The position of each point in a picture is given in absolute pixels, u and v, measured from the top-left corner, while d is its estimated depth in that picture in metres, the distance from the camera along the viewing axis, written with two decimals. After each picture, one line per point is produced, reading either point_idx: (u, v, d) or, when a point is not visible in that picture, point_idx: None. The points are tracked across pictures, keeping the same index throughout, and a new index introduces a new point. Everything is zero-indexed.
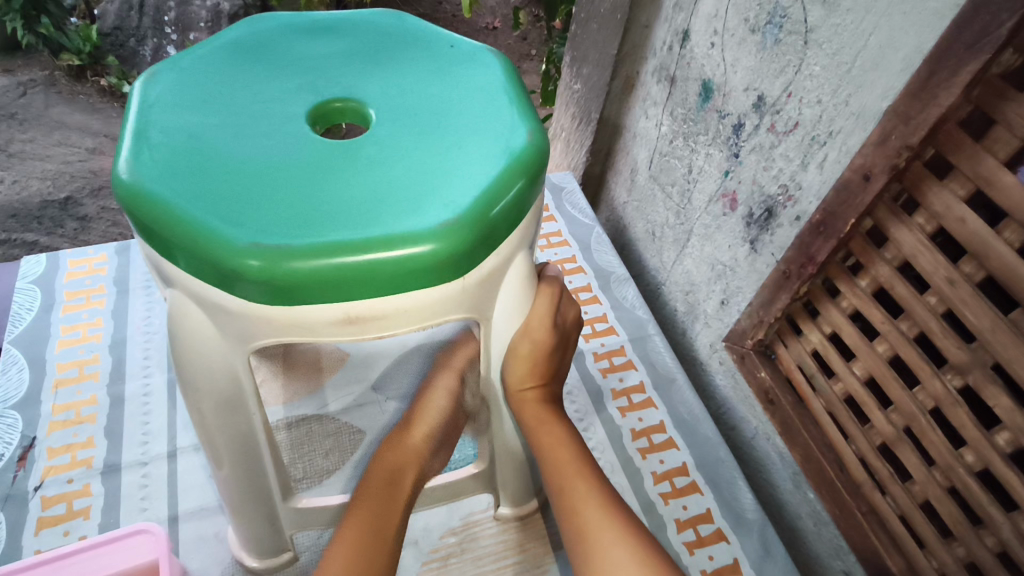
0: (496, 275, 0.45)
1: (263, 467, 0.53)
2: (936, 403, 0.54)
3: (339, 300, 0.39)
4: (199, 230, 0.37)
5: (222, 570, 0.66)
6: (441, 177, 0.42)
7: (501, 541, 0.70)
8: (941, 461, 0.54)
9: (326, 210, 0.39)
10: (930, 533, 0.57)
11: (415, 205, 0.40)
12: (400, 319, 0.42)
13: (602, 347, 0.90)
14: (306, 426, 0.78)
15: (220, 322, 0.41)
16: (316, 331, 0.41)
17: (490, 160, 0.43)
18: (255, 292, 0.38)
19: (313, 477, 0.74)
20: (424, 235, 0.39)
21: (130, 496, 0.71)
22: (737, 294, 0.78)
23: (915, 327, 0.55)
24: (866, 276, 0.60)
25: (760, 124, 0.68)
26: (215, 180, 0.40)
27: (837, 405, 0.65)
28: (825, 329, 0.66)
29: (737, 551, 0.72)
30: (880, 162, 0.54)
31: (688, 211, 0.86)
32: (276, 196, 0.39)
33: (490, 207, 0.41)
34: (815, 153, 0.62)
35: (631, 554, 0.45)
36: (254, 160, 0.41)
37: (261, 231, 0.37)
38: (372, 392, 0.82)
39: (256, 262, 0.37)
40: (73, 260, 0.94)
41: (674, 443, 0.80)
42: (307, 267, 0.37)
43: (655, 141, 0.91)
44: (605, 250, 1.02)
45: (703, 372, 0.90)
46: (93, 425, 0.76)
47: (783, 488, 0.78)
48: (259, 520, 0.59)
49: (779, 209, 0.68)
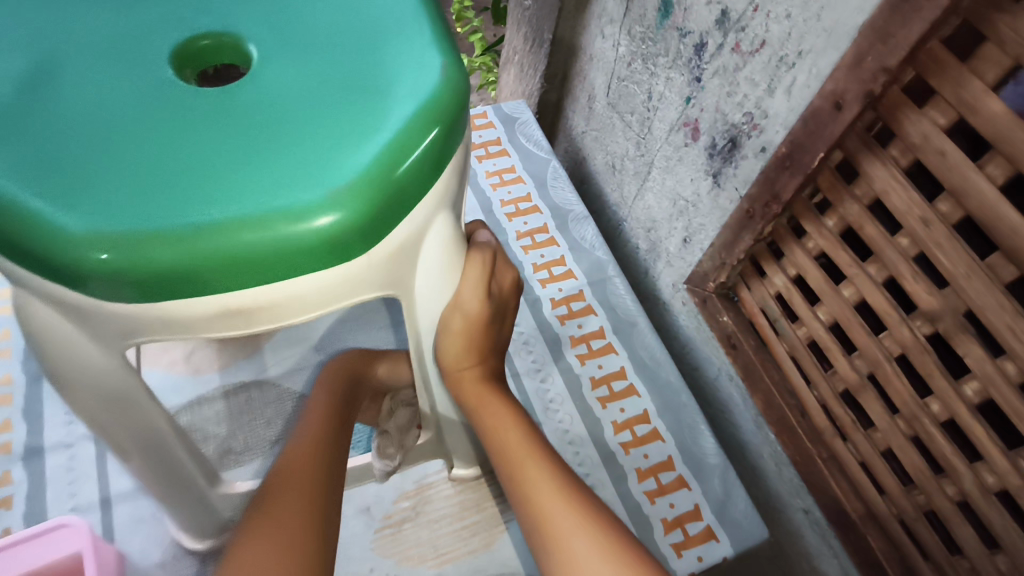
0: (411, 245, 0.38)
1: (176, 457, 0.48)
2: (903, 351, 0.51)
3: (215, 291, 0.33)
4: (26, 217, 0.30)
5: (162, 553, 0.63)
6: (335, 131, 0.35)
7: (456, 502, 0.68)
8: (904, 409, 0.52)
9: (188, 182, 0.32)
10: (890, 480, 0.55)
11: (300, 169, 0.33)
12: (295, 306, 0.36)
13: (559, 292, 0.85)
14: (245, 394, 0.73)
15: (82, 321, 0.35)
16: (195, 327, 0.35)
17: (395, 107, 0.36)
18: (108, 289, 0.32)
19: (256, 449, 0.69)
20: (312, 208, 0.32)
21: (56, 481, 0.66)
22: (699, 232, 0.73)
23: (883, 271, 0.51)
24: (833, 215, 0.55)
25: (724, 43, 0.61)
26: (47, 148, 0.32)
27: (800, 350, 0.62)
28: (790, 271, 0.61)
29: (698, 497, 0.70)
30: (853, 88, 0.48)
31: (648, 142, 0.79)
32: (125, 167, 0.32)
33: (394, 167, 0.34)
34: (783, 77, 0.55)
35: (595, 544, 0.41)
36: (97, 119, 0.33)
37: (105, 214, 0.30)
38: (314, 353, 0.76)
39: (102, 254, 0.30)
40: None
41: (635, 390, 0.78)
42: (166, 258, 0.31)
43: (613, 65, 0.83)
44: (562, 185, 0.95)
45: (666, 313, 0.86)
46: (8, 407, 0.70)
47: (745, 428, 0.76)
48: (187, 506, 0.55)
49: (743, 139, 0.62)
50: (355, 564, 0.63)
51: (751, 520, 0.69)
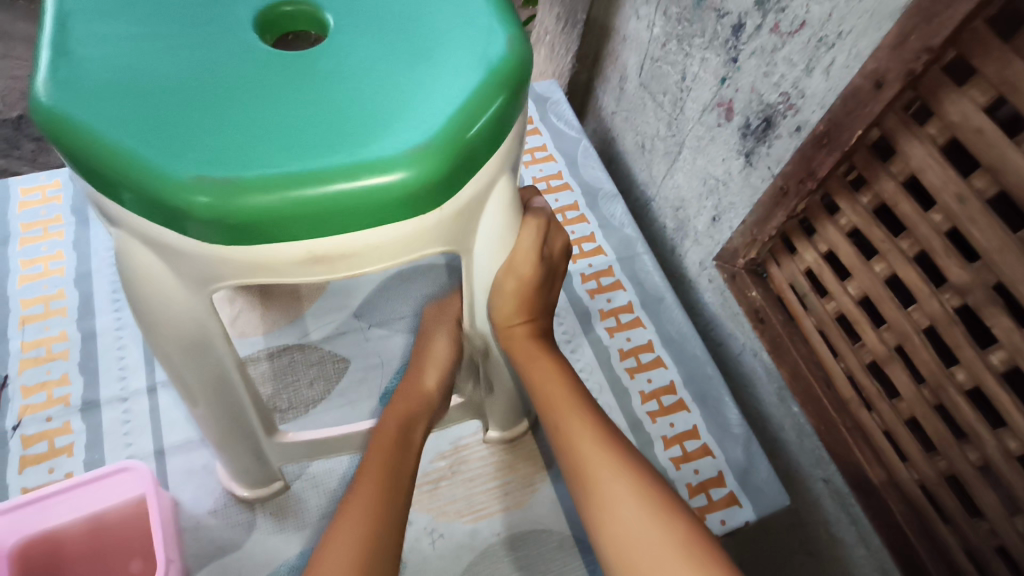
0: (475, 204, 0.41)
1: (241, 402, 0.51)
2: (931, 323, 0.53)
3: (302, 238, 0.36)
4: (134, 163, 0.33)
5: (214, 501, 0.66)
6: (411, 95, 0.37)
7: (491, 463, 0.71)
8: (930, 379, 0.54)
9: (279, 135, 0.35)
10: (914, 448, 0.58)
11: (381, 128, 0.36)
12: (371, 256, 0.39)
13: (589, 268, 0.88)
14: (288, 355, 0.76)
15: (176, 263, 0.38)
16: (280, 272, 0.38)
17: (466, 74, 0.38)
18: (204, 232, 0.34)
19: (299, 407, 0.72)
20: (394, 162, 0.35)
21: (112, 432, 0.70)
22: (729, 210, 0.75)
23: (916, 246, 0.53)
24: (868, 192, 0.57)
25: (763, 24, 0.62)
26: (150, 103, 0.35)
27: (829, 323, 0.64)
28: (821, 248, 0.63)
29: (722, 464, 0.73)
30: (894, 67, 0.50)
31: (680, 122, 0.80)
32: (221, 121, 0.35)
33: (467, 127, 0.37)
34: (822, 57, 0.57)
35: (630, 488, 0.44)
36: (193, 79, 0.36)
37: (205, 162, 0.33)
38: (354, 319, 0.79)
39: (203, 198, 0.33)
40: (24, 188, 0.87)
41: (662, 362, 0.80)
42: (261, 204, 0.33)
43: (647, 45, 0.84)
44: (592, 164, 0.97)
45: (692, 290, 0.88)
46: (66, 361, 0.74)
47: (768, 401, 0.78)
48: (243, 454, 0.58)
49: (779, 119, 0.64)
50: None
51: (773, 487, 0.72)
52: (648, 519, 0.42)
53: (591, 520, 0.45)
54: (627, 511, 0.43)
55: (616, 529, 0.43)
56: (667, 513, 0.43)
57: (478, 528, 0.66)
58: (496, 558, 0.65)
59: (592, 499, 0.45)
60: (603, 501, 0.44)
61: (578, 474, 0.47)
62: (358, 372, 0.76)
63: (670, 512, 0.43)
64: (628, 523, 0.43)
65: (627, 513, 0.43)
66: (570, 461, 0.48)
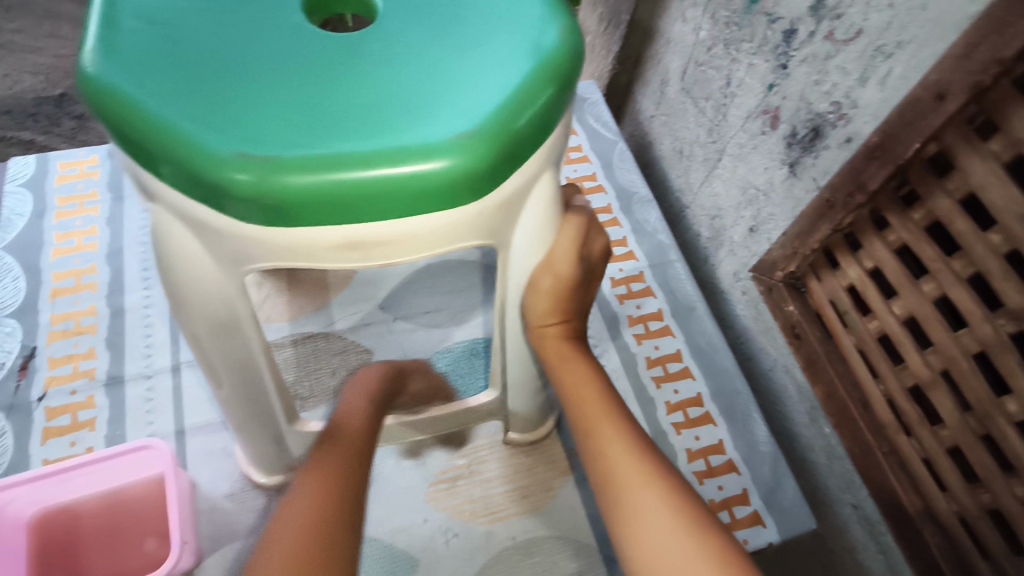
0: (518, 196, 0.40)
1: (265, 388, 0.51)
2: (982, 348, 0.51)
3: (340, 221, 0.35)
4: (178, 136, 0.33)
5: (231, 485, 0.66)
6: (458, 82, 0.36)
7: (510, 464, 0.70)
8: (978, 406, 0.52)
9: (323, 117, 0.34)
10: (955, 478, 0.55)
11: (428, 114, 0.35)
12: (409, 244, 0.38)
13: (620, 272, 0.86)
14: (312, 343, 0.75)
15: (212, 241, 0.37)
16: (317, 255, 0.37)
17: (516, 62, 0.37)
18: (244, 212, 0.34)
19: (320, 396, 0.72)
20: (439, 148, 0.34)
21: (135, 409, 0.70)
22: (769, 221, 0.73)
23: (970, 267, 0.51)
24: (921, 209, 0.54)
25: (817, 30, 0.60)
26: (197, 79, 0.35)
27: (869, 343, 0.62)
28: (865, 264, 0.61)
29: (746, 482, 0.71)
30: (959, 79, 0.48)
31: (722, 128, 0.78)
32: (267, 100, 0.34)
33: (516, 116, 0.36)
34: (878, 67, 0.55)
35: (660, 497, 0.43)
36: (240, 59, 0.36)
37: (248, 139, 0.33)
38: (380, 311, 0.79)
39: (244, 175, 0.33)
40: (64, 162, 0.88)
41: (689, 373, 0.78)
42: (302, 184, 0.33)
43: (692, 49, 0.81)
44: (627, 167, 0.95)
45: (724, 301, 0.86)
46: (94, 336, 0.74)
47: (798, 421, 0.76)
48: (264, 440, 0.58)
49: (828, 129, 0.62)
50: (410, 512, 0.66)
51: (799, 510, 0.69)
52: (679, 531, 0.41)
53: (619, 529, 0.43)
54: (657, 520, 0.42)
55: (643, 540, 0.42)
56: (699, 527, 0.41)
57: (492, 531, 0.65)
58: (510, 563, 0.63)
59: (621, 508, 0.44)
60: (633, 509, 0.43)
61: (607, 480, 0.45)
62: (379, 364, 0.75)
63: (702, 527, 0.41)
64: (659, 534, 0.41)
65: (658, 524, 0.42)
66: (599, 467, 0.46)
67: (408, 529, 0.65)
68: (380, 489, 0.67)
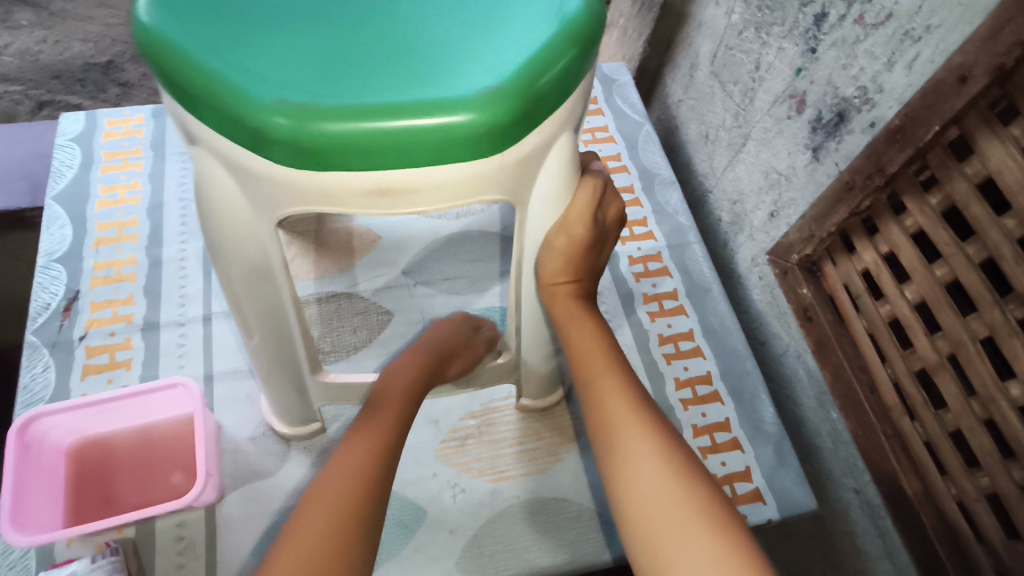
0: (537, 155, 0.42)
1: (291, 335, 0.54)
2: (990, 333, 0.52)
3: (369, 169, 0.38)
4: (225, 82, 0.36)
5: (254, 429, 0.70)
6: (485, 42, 0.38)
7: (520, 428, 0.72)
8: (982, 390, 0.53)
9: (358, 70, 0.37)
10: (955, 462, 0.56)
11: (454, 70, 0.37)
12: (431, 196, 0.40)
13: (638, 251, 0.87)
14: (336, 302, 0.78)
15: (250, 185, 0.40)
16: (346, 202, 0.40)
17: (541, 25, 0.39)
18: (282, 155, 0.37)
19: (341, 351, 0.75)
20: (463, 103, 0.36)
21: (168, 353, 0.74)
22: (789, 206, 0.73)
23: (983, 252, 0.52)
24: (938, 193, 0.55)
25: (847, 14, 0.60)
26: (242, 32, 0.38)
27: (880, 327, 0.62)
28: (881, 248, 0.61)
29: (750, 460, 0.72)
30: (983, 61, 0.48)
31: (748, 113, 0.78)
32: (306, 53, 0.37)
33: (539, 75, 0.38)
34: (905, 52, 0.55)
35: (654, 449, 0.45)
36: (283, 14, 0.39)
37: (288, 87, 0.36)
38: (403, 276, 0.81)
39: (283, 120, 0.35)
40: (110, 120, 0.93)
41: (701, 352, 0.79)
42: (335, 130, 0.35)
43: (722, 33, 0.81)
44: (652, 149, 0.96)
45: (740, 286, 0.86)
46: (133, 283, 0.78)
47: (806, 405, 0.76)
48: (289, 389, 0.61)
49: (852, 114, 0.62)
50: (420, 466, 0.69)
51: (801, 490, 0.70)
52: (672, 481, 0.43)
53: (613, 483, 0.46)
54: (648, 470, 0.44)
55: (634, 489, 0.44)
56: (689, 478, 0.44)
57: (498, 489, 0.68)
58: (513, 519, 0.66)
59: (616, 458, 0.46)
60: (628, 462, 0.45)
61: (607, 435, 0.48)
62: (399, 325, 0.78)
63: (695, 481, 0.43)
64: (652, 486, 0.43)
65: (649, 473, 0.44)
66: (601, 422, 0.49)
67: (418, 482, 0.68)
68: (393, 442, 0.70)
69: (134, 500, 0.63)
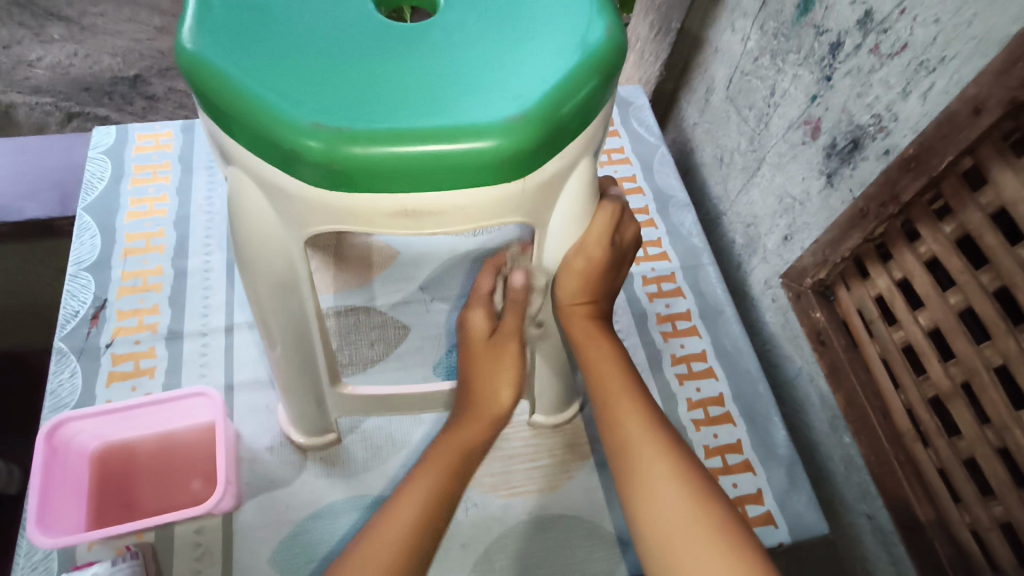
0: (558, 179, 0.43)
1: (312, 348, 0.55)
2: (1004, 361, 0.52)
3: (396, 191, 0.39)
4: (262, 106, 0.38)
5: (271, 439, 0.71)
6: (510, 71, 0.40)
7: (532, 444, 0.73)
8: (996, 419, 0.53)
9: (388, 96, 0.38)
10: (969, 490, 0.57)
11: (480, 97, 0.39)
12: (455, 217, 0.42)
13: (652, 271, 0.88)
14: (354, 316, 0.80)
15: (281, 205, 0.42)
16: (374, 222, 0.41)
17: (565, 55, 0.41)
18: (314, 176, 0.38)
19: (358, 364, 0.77)
20: (488, 129, 0.38)
21: (190, 362, 0.76)
22: (803, 230, 0.74)
23: (996, 281, 0.52)
24: (952, 221, 0.56)
25: (863, 43, 0.62)
26: (278, 58, 0.39)
27: (893, 353, 0.63)
28: (895, 274, 0.62)
29: (762, 483, 0.72)
30: (996, 94, 0.49)
31: (763, 137, 0.79)
32: (339, 79, 0.39)
33: (561, 103, 0.39)
34: (920, 82, 0.56)
35: (670, 469, 0.47)
36: (317, 41, 0.41)
37: (322, 111, 0.37)
38: (420, 291, 0.83)
39: (316, 142, 0.37)
40: (140, 134, 0.96)
41: (713, 373, 0.80)
42: (366, 153, 0.37)
43: (738, 58, 0.82)
44: (667, 171, 0.97)
45: (753, 308, 0.87)
46: (158, 293, 0.80)
47: (818, 429, 0.77)
48: (307, 400, 0.62)
49: (867, 141, 0.63)
50: None
51: (813, 514, 0.70)
52: (686, 499, 0.45)
53: (629, 500, 0.47)
54: (664, 490, 0.46)
55: (651, 508, 0.45)
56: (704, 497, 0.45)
57: (510, 505, 0.68)
58: (525, 535, 0.67)
59: (633, 477, 0.48)
60: (643, 479, 0.47)
61: (622, 454, 0.49)
62: (415, 340, 0.79)
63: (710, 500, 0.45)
64: (665, 503, 0.45)
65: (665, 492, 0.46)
66: (616, 440, 0.50)
67: None
68: (409, 454, 0.71)
69: (155, 506, 0.65)
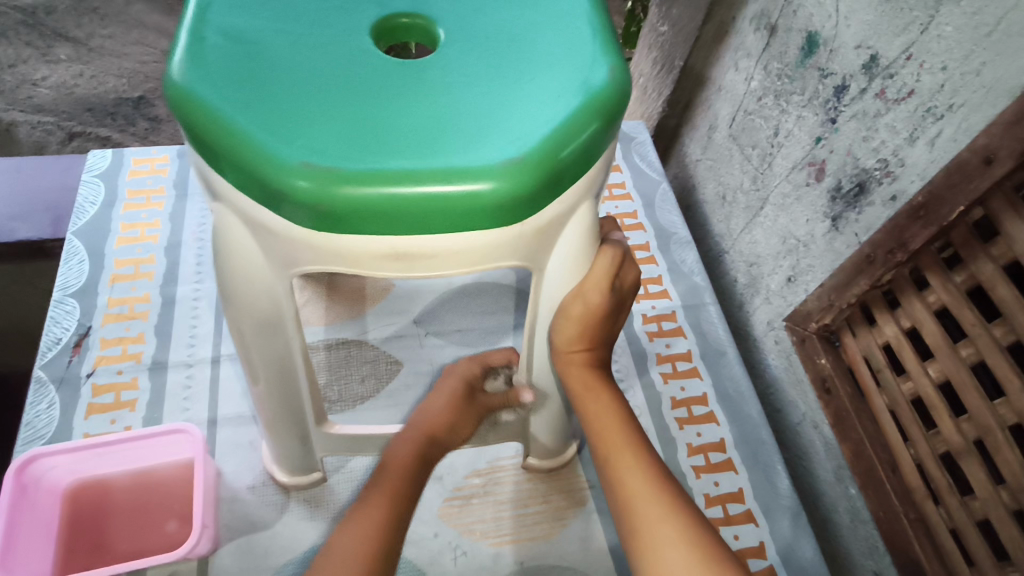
0: (556, 223, 0.42)
1: (299, 387, 0.53)
2: (1019, 420, 0.50)
3: (386, 233, 0.38)
4: (249, 142, 0.36)
5: (254, 478, 0.68)
6: (508, 112, 0.39)
7: (525, 489, 0.70)
8: (1011, 480, 0.51)
9: (381, 133, 0.37)
10: (983, 554, 0.54)
11: (479, 137, 0.37)
12: (449, 260, 0.40)
13: (652, 309, 0.86)
14: (345, 349, 0.78)
15: (267, 242, 0.40)
16: (363, 263, 0.40)
17: (565, 97, 0.39)
18: (300, 215, 0.37)
19: (347, 401, 0.74)
20: (484, 172, 0.36)
21: (173, 395, 0.73)
22: (807, 273, 0.72)
23: (1010, 334, 0.50)
24: (962, 271, 0.54)
25: (868, 88, 0.61)
26: (266, 92, 0.38)
27: (902, 405, 0.60)
28: (902, 323, 0.60)
29: (765, 535, 0.69)
30: (1008, 145, 0.48)
31: (766, 177, 0.78)
32: (329, 115, 0.37)
33: (561, 146, 0.38)
34: (928, 128, 0.55)
35: (680, 531, 0.45)
36: (309, 75, 0.39)
37: (312, 149, 0.36)
38: (414, 325, 0.81)
39: (304, 182, 0.35)
40: (136, 158, 0.94)
41: (714, 418, 0.77)
42: (354, 194, 0.35)
43: (741, 98, 0.82)
44: (668, 208, 0.96)
45: (756, 350, 0.85)
46: (144, 321, 0.78)
47: (823, 479, 0.74)
48: (290, 439, 0.60)
49: (873, 186, 0.62)
50: (422, 525, 0.66)
51: (818, 571, 0.67)
52: (694, 563, 0.44)
53: (638, 562, 0.46)
54: (674, 553, 0.44)
55: (660, 570, 0.44)
56: (715, 561, 0.44)
57: (501, 554, 0.65)
58: None
59: (640, 537, 0.46)
60: (651, 540, 0.46)
61: (629, 518, 0.48)
62: (407, 376, 0.76)
63: (721, 565, 0.44)
64: (675, 567, 0.44)
65: (673, 556, 0.44)
66: (621, 500, 0.49)
67: (419, 542, 0.65)
68: None
69: (126, 548, 0.62)
